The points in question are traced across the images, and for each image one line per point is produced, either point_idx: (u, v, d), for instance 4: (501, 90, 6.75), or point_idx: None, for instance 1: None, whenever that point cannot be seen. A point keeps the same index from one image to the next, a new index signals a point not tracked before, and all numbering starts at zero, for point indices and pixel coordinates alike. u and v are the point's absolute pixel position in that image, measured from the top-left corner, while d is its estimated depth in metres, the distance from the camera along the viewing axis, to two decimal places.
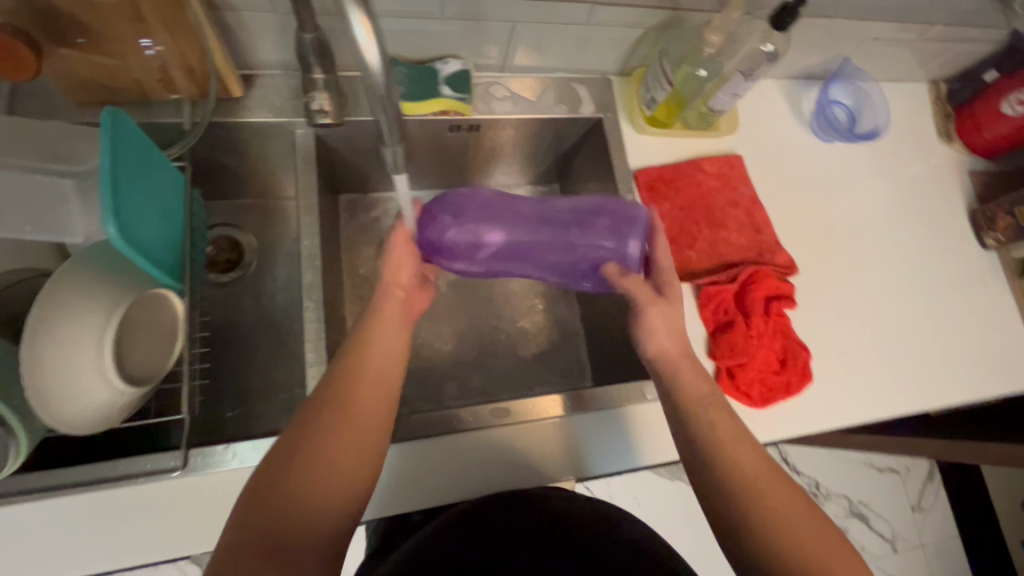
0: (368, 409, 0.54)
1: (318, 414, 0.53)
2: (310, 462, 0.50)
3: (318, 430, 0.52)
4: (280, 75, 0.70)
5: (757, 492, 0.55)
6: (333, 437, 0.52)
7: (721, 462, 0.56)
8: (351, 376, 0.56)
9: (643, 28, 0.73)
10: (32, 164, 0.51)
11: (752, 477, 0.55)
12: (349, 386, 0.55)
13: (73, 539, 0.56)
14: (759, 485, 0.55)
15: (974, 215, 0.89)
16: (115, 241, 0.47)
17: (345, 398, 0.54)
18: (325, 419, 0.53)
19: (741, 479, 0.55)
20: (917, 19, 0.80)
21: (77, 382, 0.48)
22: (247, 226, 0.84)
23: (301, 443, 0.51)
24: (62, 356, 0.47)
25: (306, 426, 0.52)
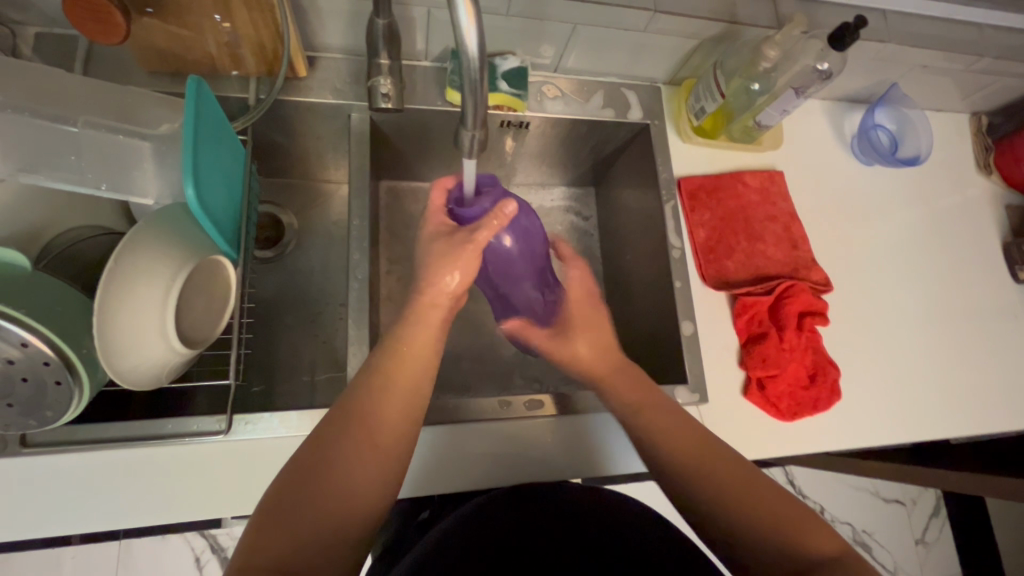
0: (398, 411, 0.52)
1: (338, 415, 0.51)
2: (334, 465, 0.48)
3: (341, 432, 0.50)
4: (342, 60, 0.73)
5: (769, 519, 0.51)
6: (357, 437, 0.50)
7: (723, 495, 0.53)
8: (374, 375, 0.54)
9: (698, 38, 0.74)
10: (113, 124, 0.53)
11: (758, 500, 0.52)
12: (377, 387, 0.53)
13: (112, 492, 0.57)
14: (767, 508, 0.52)
15: (1008, 249, 0.89)
16: (192, 204, 0.49)
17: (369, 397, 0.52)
18: (346, 418, 0.51)
19: (749, 505, 0.52)
20: (970, 49, 0.81)
21: (142, 339, 0.49)
22: (290, 205, 0.86)
23: (324, 446, 0.48)
24: (125, 317, 0.48)
25: (326, 428, 0.50)
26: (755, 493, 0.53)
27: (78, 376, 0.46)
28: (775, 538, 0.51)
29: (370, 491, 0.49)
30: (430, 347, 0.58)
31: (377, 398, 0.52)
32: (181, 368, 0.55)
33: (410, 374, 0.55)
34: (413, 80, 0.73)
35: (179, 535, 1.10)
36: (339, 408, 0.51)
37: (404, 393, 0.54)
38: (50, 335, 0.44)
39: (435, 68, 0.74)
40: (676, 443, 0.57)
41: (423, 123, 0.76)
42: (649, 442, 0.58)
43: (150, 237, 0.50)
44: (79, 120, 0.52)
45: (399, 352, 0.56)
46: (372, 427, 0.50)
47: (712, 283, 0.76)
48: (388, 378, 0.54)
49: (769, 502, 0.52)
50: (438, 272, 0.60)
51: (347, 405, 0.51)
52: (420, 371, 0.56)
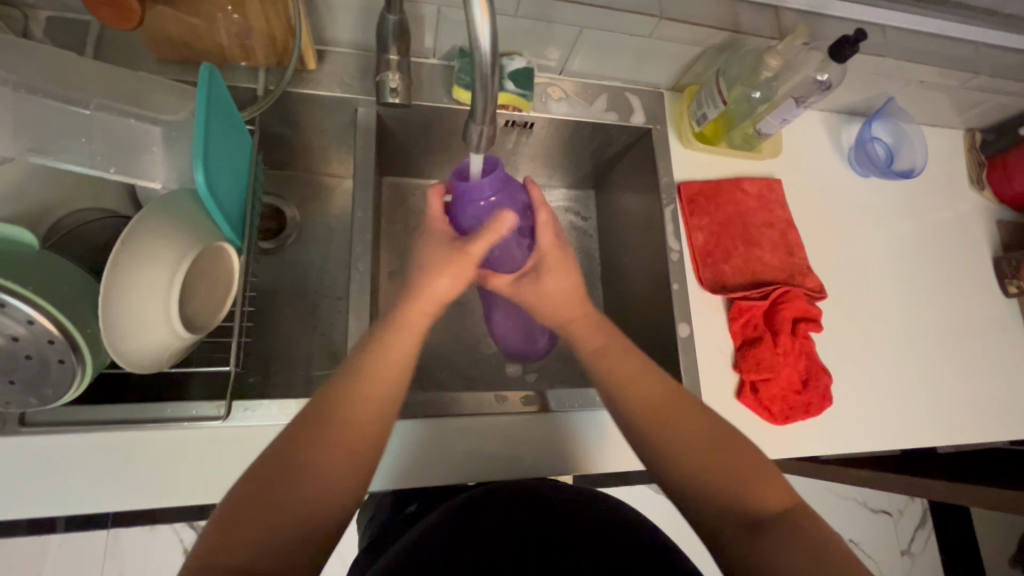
0: (361, 425, 0.51)
1: (289, 433, 0.49)
2: (288, 484, 0.46)
3: (290, 450, 0.48)
4: (351, 54, 0.73)
5: (736, 481, 0.51)
6: (317, 446, 0.48)
7: (691, 454, 0.53)
8: (328, 390, 0.52)
9: (703, 46, 0.76)
10: (125, 108, 0.54)
11: (724, 462, 0.52)
12: (332, 400, 0.51)
13: (108, 474, 0.57)
14: (733, 469, 0.52)
15: (999, 263, 0.91)
16: (200, 189, 0.49)
17: (325, 410, 0.51)
18: (295, 435, 0.49)
19: (716, 466, 0.52)
20: (964, 66, 0.83)
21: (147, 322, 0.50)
22: (292, 198, 0.86)
23: (276, 465, 0.47)
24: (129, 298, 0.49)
25: (276, 448, 0.48)
26: (724, 457, 0.52)
27: (82, 357, 0.46)
28: (739, 506, 0.50)
29: (330, 501, 0.48)
30: (404, 355, 0.57)
31: (328, 412, 0.51)
32: (182, 353, 0.56)
33: (368, 384, 0.53)
34: (420, 76, 0.74)
35: (168, 525, 1.09)
36: (289, 425, 0.50)
37: (365, 407, 0.52)
38: (55, 314, 0.44)
39: (442, 66, 0.75)
40: (643, 402, 0.56)
41: (429, 119, 0.77)
42: (618, 399, 0.58)
43: (158, 212, 0.51)
44: (93, 103, 0.53)
45: (369, 357, 0.55)
46: (332, 441, 0.49)
47: (709, 287, 0.77)
48: (343, 393, 0.52)
49: (737, 467, 0.52)
50: (440, 284, 0.62)
51: (300, 421, 0.50)
52: (388, 384, 0.54)
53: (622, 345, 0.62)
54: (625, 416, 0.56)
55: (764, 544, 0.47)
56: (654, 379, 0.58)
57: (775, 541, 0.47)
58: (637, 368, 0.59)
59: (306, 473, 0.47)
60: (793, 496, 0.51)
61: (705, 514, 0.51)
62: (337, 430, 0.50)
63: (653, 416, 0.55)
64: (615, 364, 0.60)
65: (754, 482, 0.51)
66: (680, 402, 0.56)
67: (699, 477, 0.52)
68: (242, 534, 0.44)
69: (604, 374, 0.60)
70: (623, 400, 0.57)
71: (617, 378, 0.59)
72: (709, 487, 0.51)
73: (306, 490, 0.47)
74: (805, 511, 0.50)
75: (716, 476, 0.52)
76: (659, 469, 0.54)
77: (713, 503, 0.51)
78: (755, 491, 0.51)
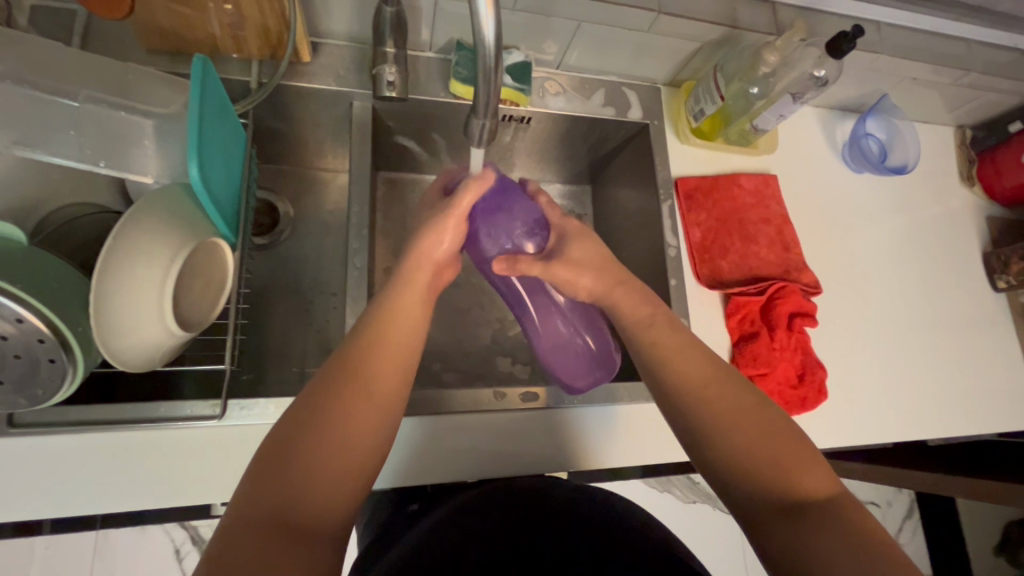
0: (371, 409, 0.48)
1: (293, 416, 0.46)
2: (297, 468, 0.43)
3: (299, 434, 0.45)
4: (346, 47, 0.72)
5: (781, 464, 0.50)
6: (347, 424, 0.47)
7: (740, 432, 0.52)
8: (332, 372, 0.50)
9: (701, 41, 0.76)
10: (115, 100, 0.52)
11: (772, 442, 0.51)
12: (340, 382, 0.49)
13: (101, 475, 0.56)
14: (778, 451, 0.50)
15: (988, 258, 0.92)
16: (194, 183, 0.48)
17: (331, 393, 0.48)
18: (301, 417, 0.46)
19: (763, 446, 0.51)
20: (958, 63, 0.83)
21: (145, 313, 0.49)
22: (285, 193, 0.85)
23: (287, 441, 0.44)
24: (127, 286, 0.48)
25: (281, 432, 0.45)
26: (772, 437, 0.51)
27: (73, 355, 0.45)
28: (784, 488, 0.49)
29: (343, 482, 0.45)
30: (409, 343, 0.55)
31: (336, 394, 0.48)
32: (175, 352, 0.54)
33: (376, 367, 0.51)
34: (416, 70, 0.73)
35: (159, 525, 1.08)
36: (293, 408, 0.47)
37: (375, 391, 0.49)
38: (45, 312, 0.43)
39: (439, 59, 0.75)
40: (691, 376, 0.56)
41: (426, 114, 0.76)
42: (666, 370, 0.57)
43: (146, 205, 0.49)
44: (81, 95, 0.51)
45: (370, 338, 0.53)
46: (351, 418, 0.47)
47: (706, 282, 0.77)
48: (350, 376, 0.49)
49: (783, 449, 0.51)
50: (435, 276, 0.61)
51: (313, 397, 0.48)
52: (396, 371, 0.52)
53: (667, 320, 0.61)
54: (671, 391, 0.55)
55: (807, 527, 0.46)
56: (700, 355, 0.57)
57: (820, 525, 0.46)
58: (681, 342, 0.58)
59: (316, 457, 0.44)
60: (835, 484, 0.50)
61: (748, 495, 0.50)
62: (346, 414, 0.47)
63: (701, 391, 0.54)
64: (663, 336, 0.59)
65: (800, 465, 0.50)
66: (728, 378, 0.55)
67: (745, 455, 0.51)
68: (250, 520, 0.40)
69: (647, 345, 0.59)
70: (671, 373, 0.56)
71: (662, 352, 0.57)
72: (755, 467, 0.50)
73: (316, 475, 0.44)
74: (846, 499, 0.49)
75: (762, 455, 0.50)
76: (710, 439, 0.53)
77: (756, 484, 0.50)
78: (800, 476, 0.49)
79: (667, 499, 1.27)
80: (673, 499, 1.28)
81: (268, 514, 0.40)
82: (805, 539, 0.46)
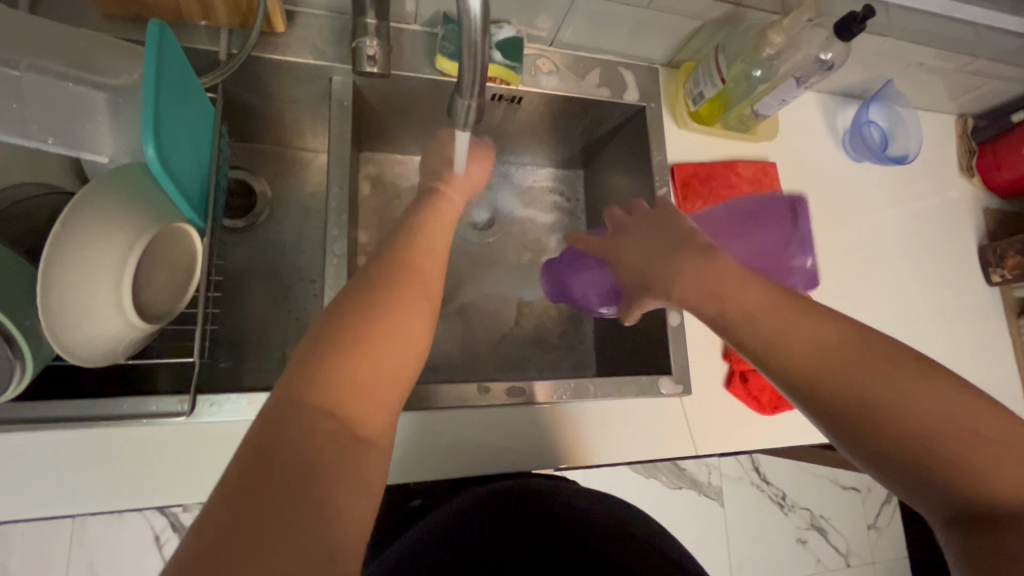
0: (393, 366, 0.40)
1: (260, 438, 0.33)
2: (309, 436, 0.34)
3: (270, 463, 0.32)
4: (324, 17, 0.67)
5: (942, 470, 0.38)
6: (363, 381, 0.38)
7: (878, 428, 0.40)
8: (301, 373, 0.37)
9: (702, 19, 0.72)
10: (61, 70, 0.48)
11: (935, 417, 0.39)
12: (363, 330, 0.40)
13: (60, 475, 0.53)
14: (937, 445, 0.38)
15: (984, 251, 0.91)
16: (153, 164, 0.44)
17: (350, 346, 0.39)
18: (270, 438, 0.33)
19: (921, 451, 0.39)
20: (963, 49, 0.81)
21: (94, 284, 0.45)
22: (262, 173, 0.80)
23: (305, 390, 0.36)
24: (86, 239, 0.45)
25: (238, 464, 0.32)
26: (940, 431, 0.38)
27: (20, 350, 0.42)
28: (951, 468, 0.38)
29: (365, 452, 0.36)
30: (420, 332, 0.43)
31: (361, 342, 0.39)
32: (138, 344, 0.51)
33: (364, 364, 0.38)
34: (400, 44, 0.69)
35: (138, 512, 1.05)
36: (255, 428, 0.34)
37: (391, 371, 0.40)
38: None
39: (425, 33, 0.70)
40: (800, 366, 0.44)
41: (411, 91, 0.71)
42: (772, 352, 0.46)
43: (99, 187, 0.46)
44: (23, 63, 0.46)
45: (390, 305, 0.42)
46: (370, 372, 0.38)
47: None
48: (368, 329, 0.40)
49: (942, 447, 0.38)
50: None
51: (335, 340, 0.39)
52: (396, 369, 0.40)
53: (762, 285, 0.51)
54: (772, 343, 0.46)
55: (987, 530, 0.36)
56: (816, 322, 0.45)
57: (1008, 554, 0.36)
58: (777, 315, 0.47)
59: (320, 477, 0.33)
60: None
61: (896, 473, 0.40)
62: (357, 406, 0.37)
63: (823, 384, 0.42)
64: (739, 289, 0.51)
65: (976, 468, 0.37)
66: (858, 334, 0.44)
67: (900, 424, 0.39)
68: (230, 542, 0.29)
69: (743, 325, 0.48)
70: (780, 363, 0.45)
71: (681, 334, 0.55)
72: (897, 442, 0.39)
73: (317, 519, 0.32)
74: None
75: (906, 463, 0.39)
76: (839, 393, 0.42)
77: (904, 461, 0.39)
78: (976, 483, 0.37)
79: (654, 486, 1.28)
80: (659, 486, 1.28)
81: (269, 479, 0.32)
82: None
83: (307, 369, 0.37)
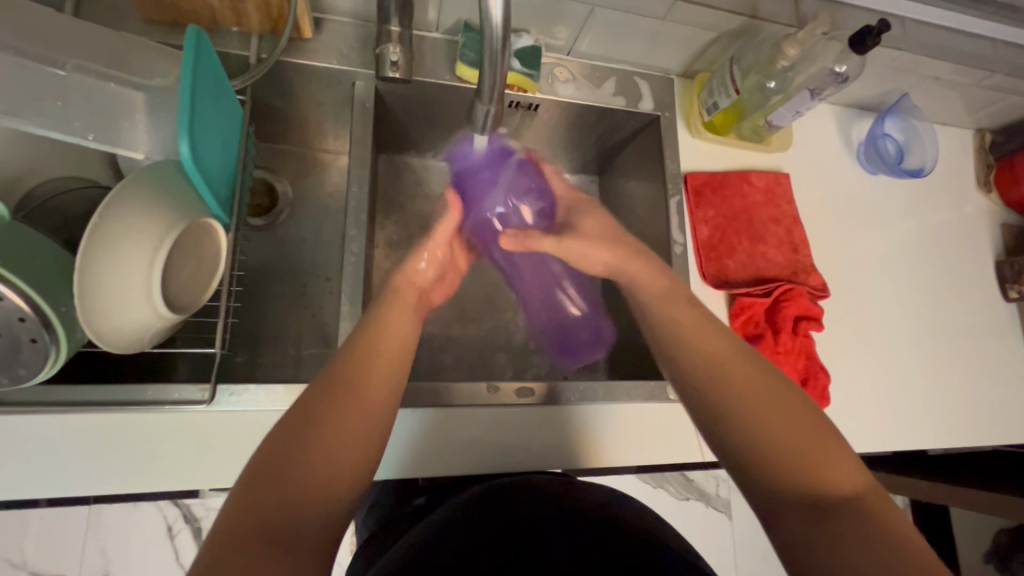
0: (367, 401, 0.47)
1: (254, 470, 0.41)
2: (287, 462, 0.41)
3: (279, 490, 0.40)
4: (350, 24, 0.70)
5: (790, 462, 0.46)
6: (336, 416, 0.45)
7: (741, 422, 0.50)
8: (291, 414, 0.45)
9: (718, 31, 0.73)
10: (104, 71, 0.50)
11: (799, 437, 0.47)
12: (340, 374, 0.48)
13: (83, 458, 0.55)
14: (782, 441, 0.47)
15: (1000, 267, 0.90)
16: (185, 161, 0.46)
17: (325, 388, 0.47)
18: (257, 473, 0.40)
19: (768, 438, 0.48)
20: (981, 64, 0.81)
21: (123, 284, 0.47)
22: (284, 173, 0.83)
23: (291, 422, 0.44)
24: (113, 254, 0.46)
25: (245, 487, 0.40)
26: (794, 450, 0.47)
27: (56, 335, 0.44)
28: (805, 480, 0.45)
29: (336, 479, 0.42)
30: (392, 370, 0.51)
31: (339, 384, 0.47)
32: (164, 334, 0.53)
33: (338, 401, 0.46)
34: (421, 51, 0.71)
35: (152, 502, 1.07)
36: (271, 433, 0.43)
37: (362, 403, 0.47)
38: (25, 289, 0.41)
39: (446, 41, 0.72)
40: (709, 377, 0.53)
41: (430, 97, 0.73)
42: (673, 355, 0.57)
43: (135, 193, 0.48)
44: (69, 64, 0.49)
45: (366, 349, 0.51)
46: (344, 410, 0.45)
47: (712, 281, 0.76)
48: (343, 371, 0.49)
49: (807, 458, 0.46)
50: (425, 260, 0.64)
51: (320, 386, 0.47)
52: (369, 402, 0.47)
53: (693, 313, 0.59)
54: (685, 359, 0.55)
55: (825, 526, 0.43)
56: (722, 337, 0.56)
57: (836, 537, 0.42)
58: (700, 322, 0.57)
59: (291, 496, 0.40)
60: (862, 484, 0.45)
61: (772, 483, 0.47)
62: (331, 436, 0.44)
63: (713, 390, 0.52)
64: (671, 310, 0.60)
65: (822, 477, 0.45)
66: (751, 361, 0.53)
67: (769, 440, 0.48)
68: (220, 551, 0.36)
69: (662, 325, 0.59)
70: (687, 367, 0.55)
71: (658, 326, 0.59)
72: (762, 446, 0.48)
73: (284, 532, 0.38)
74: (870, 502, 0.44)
75: (785, 469, 0.46)
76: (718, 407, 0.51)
77: (781, 472, 0.46)
78: (815, 480, 0.45)
79: (660, 495, 1.27)
80: (666, 495, 1.28)
81: (252, 504, 0.39)
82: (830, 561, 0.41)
83: (292, 410, 0.45)
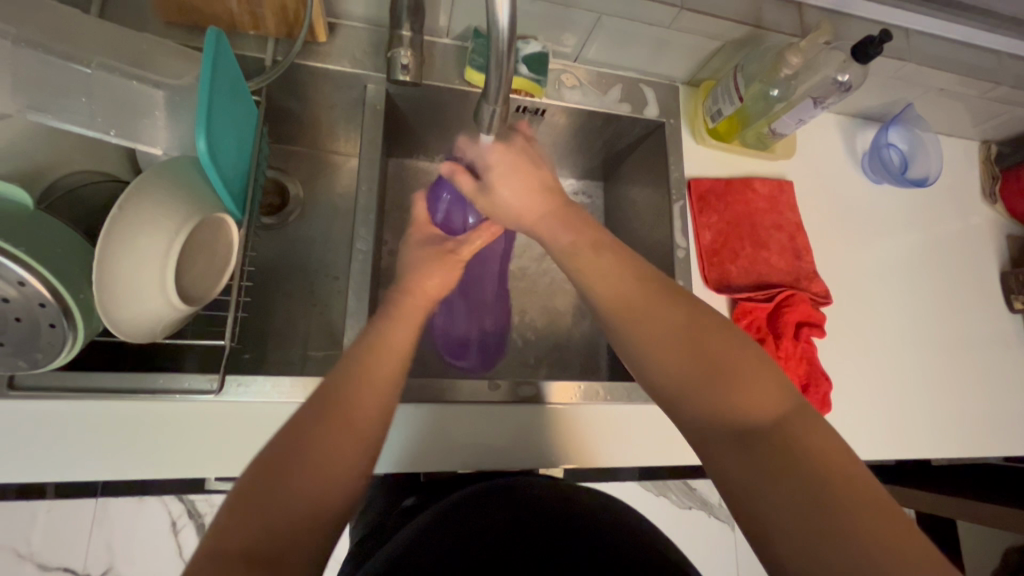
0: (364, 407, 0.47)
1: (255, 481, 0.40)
2: (289, 473, 0.41)
3: (278, 497, 0.40)
4: (363, 29, 0.72)
5: (702, 395, 0.45)
6: (336, 426, 0.45)
7: (656, 362, 0.49)
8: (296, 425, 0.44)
9: (723, 40, 0.74)
10: (128, 70, 0.52)
11: (712, 369, 0.46)
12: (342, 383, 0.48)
13: (94, 445, 0.56)
14: (689, 372, 0.47)
15: (1005, 278, 0.90)
16: (202, 157, 0.48)
17: (329, 398, 0.46)
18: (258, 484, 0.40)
19: (676, 376, 0.47)
20: (985, 76, 0.81)
21: (138, 276, 0.49)
22: (295, 173, 0.84)
23: (296, 430, 0.43)
24: (128, 248, 0.48)
25: (244, 496, 0.39)
26: (704, 384, 0.46)
27: (74, 322, 0.46)
28: (721, 415, 0.44)
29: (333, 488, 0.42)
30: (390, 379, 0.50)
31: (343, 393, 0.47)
32: (176, 325, 0.55)
33: (338, 412, 0.45)
34: (432, 56, 0.73)
35: (156, 497, 1.08)
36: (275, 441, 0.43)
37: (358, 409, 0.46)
38: (48, 277, 0.43)
39: (455, 46, 0.74)
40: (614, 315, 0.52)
41: (439, 100, 0.75)
42: (589, 300, 0.55)
43: (137, 199, 0.48)
44: (95, 62, 0.51)
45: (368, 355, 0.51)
46: (345, 423, 0.45)
47: (714, 286, 0.76)
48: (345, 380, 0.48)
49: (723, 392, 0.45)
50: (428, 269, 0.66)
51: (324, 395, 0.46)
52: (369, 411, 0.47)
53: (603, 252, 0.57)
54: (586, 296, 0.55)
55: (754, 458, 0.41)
56: (631, 273, 0.54)
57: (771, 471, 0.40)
58: (607, 261, 0.56)
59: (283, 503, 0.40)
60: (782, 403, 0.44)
61: (695, 420, 0.45)
62: (330, 446, 0.43)
63: (621, 330, 0.51)
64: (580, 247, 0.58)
65: (736, 409, 0.44)
66: (653, 293, 0.52)
67: (678, 377, 0.47)
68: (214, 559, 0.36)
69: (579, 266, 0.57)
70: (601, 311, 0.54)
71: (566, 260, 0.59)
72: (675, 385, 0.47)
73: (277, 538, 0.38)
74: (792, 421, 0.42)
75: (707, 406, 0.45)
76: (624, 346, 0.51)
77: (701, 410, 0.45)
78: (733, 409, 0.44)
79: (662, 504, 1.26)
80: (668, 504, 1.27)
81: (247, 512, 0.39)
82: (756, 490, 0.40)
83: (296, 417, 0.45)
